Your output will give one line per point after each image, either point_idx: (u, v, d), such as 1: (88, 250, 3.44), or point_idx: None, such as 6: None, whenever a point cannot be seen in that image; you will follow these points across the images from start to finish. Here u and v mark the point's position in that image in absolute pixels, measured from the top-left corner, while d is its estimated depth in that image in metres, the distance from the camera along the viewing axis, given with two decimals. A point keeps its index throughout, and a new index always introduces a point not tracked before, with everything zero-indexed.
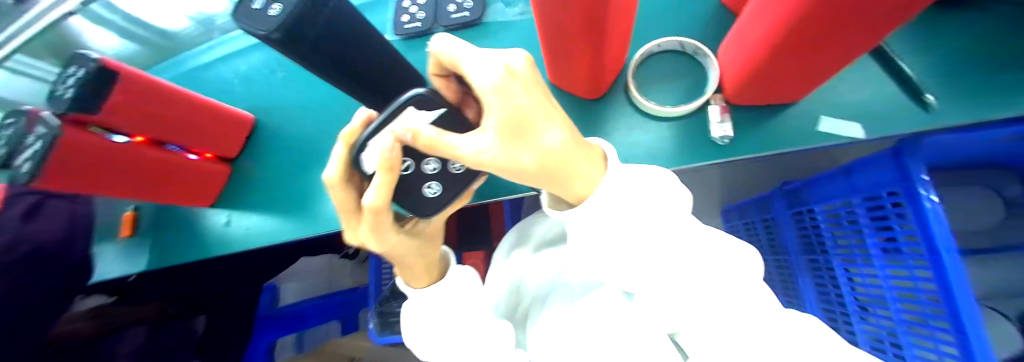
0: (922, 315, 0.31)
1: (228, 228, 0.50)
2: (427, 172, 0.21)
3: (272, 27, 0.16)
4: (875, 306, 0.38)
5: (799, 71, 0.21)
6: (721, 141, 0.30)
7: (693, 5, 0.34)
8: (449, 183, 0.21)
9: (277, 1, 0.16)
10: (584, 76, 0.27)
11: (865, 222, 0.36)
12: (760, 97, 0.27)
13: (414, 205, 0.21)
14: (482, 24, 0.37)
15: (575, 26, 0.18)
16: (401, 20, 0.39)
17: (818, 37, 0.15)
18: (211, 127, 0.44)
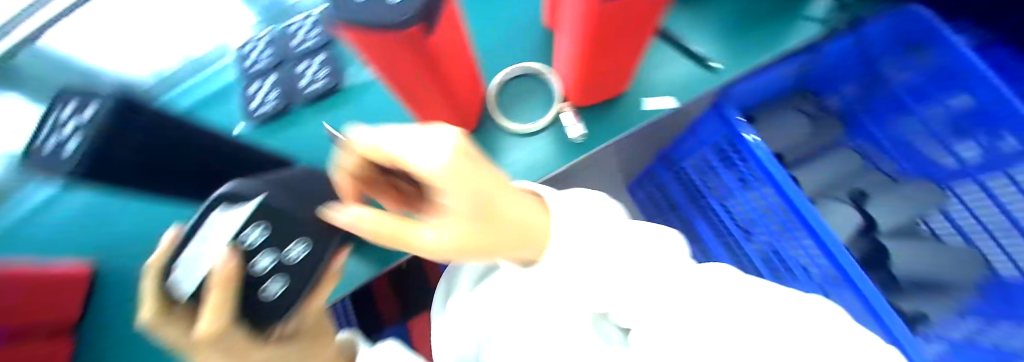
0: (781, 223, 0.39)
1: None
2: (262, 269, 0.16)
3: (76, 167, 0.16)
4: (753, 227, 0.44)
5: (617, 55, 0.23)
6: (577, 139, 0.32)
7: (519, 26, 0.36)
8: (298, 278, 0.18)
9: (71, 137, 0.16)
10: (446, 108, 0.27)
11: (716, 162, 0.44)
12: (608, 87, 0.29)
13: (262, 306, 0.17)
14: (341, 90, 0.36)
15: (402, 56, 0.18)
16: (251, 106, 0.36)
17: (612, 16, 0.17)
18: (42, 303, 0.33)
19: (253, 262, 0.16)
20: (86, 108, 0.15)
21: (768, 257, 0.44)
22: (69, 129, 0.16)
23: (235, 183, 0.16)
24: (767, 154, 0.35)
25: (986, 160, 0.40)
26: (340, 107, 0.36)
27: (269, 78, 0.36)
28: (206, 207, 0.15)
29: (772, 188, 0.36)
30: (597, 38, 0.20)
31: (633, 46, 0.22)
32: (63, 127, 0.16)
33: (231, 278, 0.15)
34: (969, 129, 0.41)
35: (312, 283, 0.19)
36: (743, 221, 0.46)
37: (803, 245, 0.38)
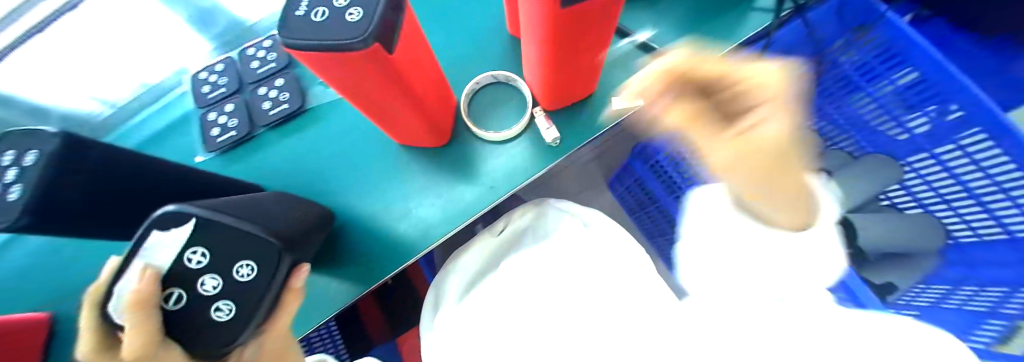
0: None
1: None
2: (203, 294, 0.14)
3: (17, 212, 0.15)
4: None
5: (581, 61, 0.24)
6: (553, 143, 0.31)
7: (486, 34, 0.36)
8: (245, 302, 0.15)
9: (12, 182, 0.16)
10: (418, 125, 0.27)
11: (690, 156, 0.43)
12: (577, 92, 0.30)
13: (204, 337, 0.15)
14: (305, 111, 0.35)
15: (369, 75, 0.19)
16: (212, 134, 0.35)
17: (570, 24, 0.19)
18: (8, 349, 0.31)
19: (196, 281, 0.14)
20: (26, 155, 0.16)
21: None
22: (8, 174, 0.16)
23: (176, 205, 0.14)
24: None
25: (933, 134, 0.40)
26: (307, 128, 0.35)
27: (228, 104, 0.35)
28: (146, 226, 0.14)
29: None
30: (561, 45, 0.21)
31: (596, 52, 0.24)
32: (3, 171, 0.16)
33: (148, 301, 0.13)
34: (915, 103, 0.41)
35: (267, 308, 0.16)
36: None
37: None
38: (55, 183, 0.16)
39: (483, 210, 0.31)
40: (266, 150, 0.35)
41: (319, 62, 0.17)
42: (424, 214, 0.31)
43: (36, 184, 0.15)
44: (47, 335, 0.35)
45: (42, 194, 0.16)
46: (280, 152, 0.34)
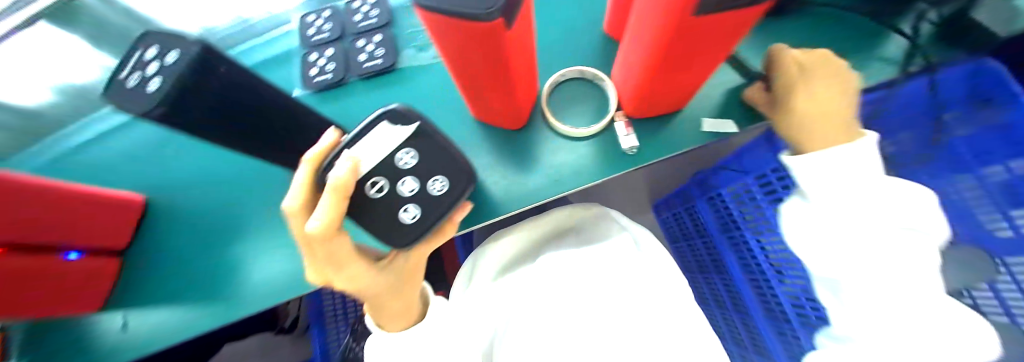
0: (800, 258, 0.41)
1: (124, 334, 0.39)
2: (403, 194, 0.21)
3: (153, 103, 0.17)
4: (788, 269, 0.43)
5: (686, 73, 0.23)
6: (631, 151, 0.31)
7: (584, 35, 0.37)
8: (428, 206, 0.21)
9: (155, 76, 0.17)
10: (502, 107, 0.27)
11: (761, 197, 0.45)
12: (665, 104, 0.29)
13: (390, 228, 0.21)
14: (396, 70, 0.37)
15: (481, 51, 0.19)
16: (310, 74, 0.38)
17: (698, 31, 0.18)
18: (95, 219, 0.35)
19: (400, 182, 0.20)
20: (168, 54, 0.17)
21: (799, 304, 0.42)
22: (153, 68, 0.18)
23: (403, 106, 0.20)
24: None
25: None
26: (394, 86, 0.37)
27: (328, 49, 0.38)
28: (378, 116, 0.19)
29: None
30: (677, 57, 0.21)
31: (705, 71, 0.24)
32: (149, 65, 0.18)
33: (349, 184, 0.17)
34: None
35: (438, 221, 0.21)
36: (777, 261, 0.45)
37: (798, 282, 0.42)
38: (191, 86, 0.18)
39: (546, 201, 0.31)
40: (353, 97, 0.38)
41: (442, 30, 0.17)
42: (486, 191, 0.32)
43: (173, 80, 0.17)
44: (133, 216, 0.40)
45: (175, 91, 0.17)
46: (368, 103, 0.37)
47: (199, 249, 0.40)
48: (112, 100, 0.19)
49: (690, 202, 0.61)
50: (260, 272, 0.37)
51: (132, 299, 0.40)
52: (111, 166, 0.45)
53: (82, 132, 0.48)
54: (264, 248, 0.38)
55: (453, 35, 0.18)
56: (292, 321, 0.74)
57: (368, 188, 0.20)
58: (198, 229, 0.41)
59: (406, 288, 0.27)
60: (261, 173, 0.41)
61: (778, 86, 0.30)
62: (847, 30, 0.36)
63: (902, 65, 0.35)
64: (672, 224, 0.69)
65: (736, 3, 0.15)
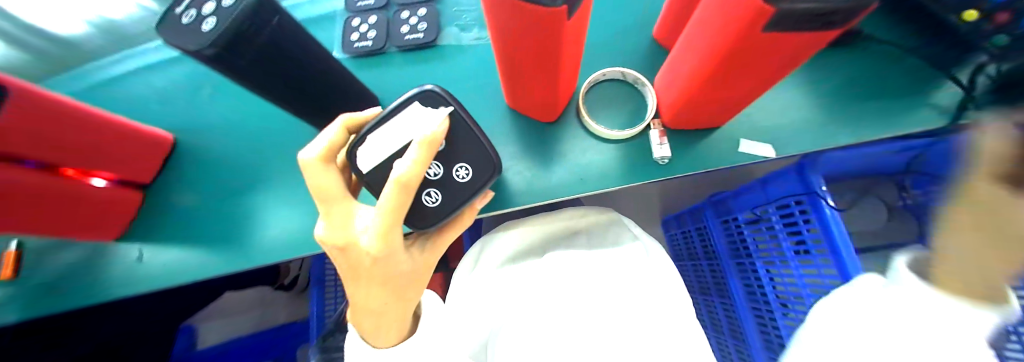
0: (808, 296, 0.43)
1: (139, 265, 0.40)
2: (429, 178, 0.22)
3: (205, 43, 0.17)
4: (795, 303, 0.44)
5: (736, 90, 0.23)
6: (662, 161, 0.31)
7: (627, 39, 0.37)
8: (450, 192, 0.22)
9: (211, 16, 0.18)
10: (542, 96, 0.27)
11: (779, 227, 0.46)
12: (704, 118, 0.29)
13: (415, 211, 0.22)
14: (436, 46, 0.38)
15: (538, 39, 0.19)
16: (351, 38, 0.38)
17: (762, 49, 0.17)
18: (124, 152, 0.36)
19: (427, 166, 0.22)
20: None
21: None
22: (210, 9, 0.18)
23: (432, 88, 0.22)
24: (841, 230, 0.38)
25: None
26: (433, 62, 0.38)
27: (372, 17, 0.39)
28: (410, 97, 0.22)
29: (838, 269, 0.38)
30: (725, 77, 0.21)
31: (750, 94, 0.24)
32: (204, 5, 0.18)
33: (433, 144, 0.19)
34: None
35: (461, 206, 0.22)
36: (785, 294, 0.45)
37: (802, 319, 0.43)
38: (244, 33, 0.18)
39: (570, 197, 0.31)
40: (391, 67, 0.38)
41: (504, 12, 0.17)
42: (512, 180, 0.32)
43: (229, 23, 0.17)
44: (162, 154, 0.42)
45: (229, 33, 0.17)
46: (405, 75, 0.38)
47: (218, 195, 0.41)
48: (163, 38, 0.19)
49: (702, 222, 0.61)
50: (279, 227, 0.38)
51: (148, 235, 0.41)
52: (141, 102, 0.46)
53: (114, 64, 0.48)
54: (284, 203, 0.39)
55: (512, 21, 0.18)
56: (291, 280, 0.80)
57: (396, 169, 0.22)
58: (221, 175, 0.42)
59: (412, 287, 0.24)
60: (290, 130, 0.42)
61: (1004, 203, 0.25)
62: (896, 69, 0.36)
63: (952, 114, 0.34)
64: (679, 241, 0.69)
65: (806, 27, 0.15)
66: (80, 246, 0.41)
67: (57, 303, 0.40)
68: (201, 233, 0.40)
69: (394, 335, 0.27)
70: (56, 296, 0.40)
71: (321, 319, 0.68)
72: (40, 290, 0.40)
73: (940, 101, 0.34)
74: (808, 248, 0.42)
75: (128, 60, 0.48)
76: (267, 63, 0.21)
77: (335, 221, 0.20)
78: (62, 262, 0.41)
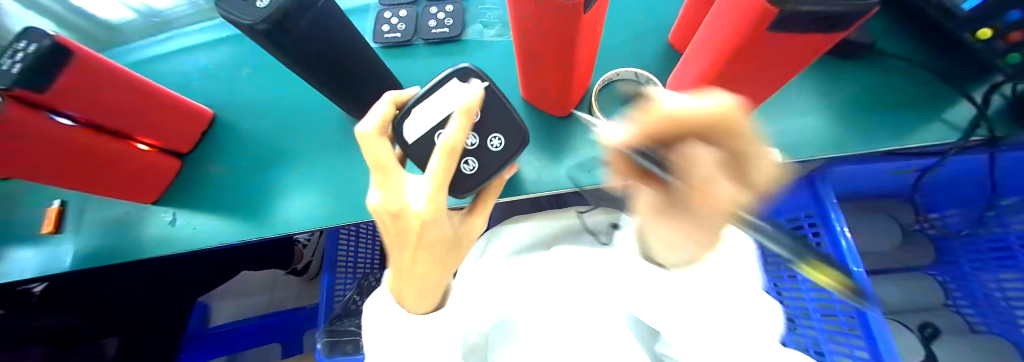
0: (834, 311, 0.42)
1: (173, 228, 0.43)
2: (467, 147, 0.23)
3: (260, 19, 0.20)
4: (800, 318, 0.48)
5: (740, 90, 0.24)
6: None
7: (641, 44, 0.39)
8: (486, 160, 0.23)
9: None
10: (557, 89, 0.29)
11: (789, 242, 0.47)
12: None
13: (454, 179, 0.24)
14: (460, 41, 0.40)
15: (557, 34, 0.20)
16: (381, 30, 0.41)
17: (767, 50, 0.18)
18: (171, 123, 0.41)
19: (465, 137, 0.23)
20: None
21: None
22: None
23: (467, 65, 0.23)
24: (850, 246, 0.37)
25: None
26: (457, 56, 0.40)
27: (403, 11, 0.41)
28: (446, 74, 0.23)
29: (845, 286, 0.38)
30: (735, 75, 0.22)
31: (760, 91, 0.25)
32: None
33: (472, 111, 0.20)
34: None
35: (497, 173, 0.24)
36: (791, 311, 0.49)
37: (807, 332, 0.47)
38: (293, 13, 0.21)
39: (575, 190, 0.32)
40: (417, 58, 0.41)
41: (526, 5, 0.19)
42: (524, 170, 0.33)
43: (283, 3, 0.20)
44: (204, 127, 0.46)
45: (282, 12, 0.20)
46: (430, 66, 0.40)
47: (250, 168, 0.45)
48: (221, 9, 0.20)
49: None
50: (301, 204, 0.42)
51: (182, 201, 0.44)
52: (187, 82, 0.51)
53: (158, 44, 0.54)
54: (310, 180, 0.43)
55: (533, 15, 0.20)
56: (303, 266, 0.80)
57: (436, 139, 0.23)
58: (254, 150, 0.45)
59: (454, 253, 0.25)
60: (323, 113, 0.46)
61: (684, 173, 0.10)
62: (912, 84, 0.36)
63: (964, 131, 0.33)
64: None
65: (811, 29, 0.16)
66: (120, 207, 0.45)
67: (96, 256, 0.44)
68: (233, 203, 0.43)
69: (430, 300, 0.27)
70: (94, 250, 0.44)
71: (330, 302, 0.72)
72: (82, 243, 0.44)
73: (954, 118, 0.34)
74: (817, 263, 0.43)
75: (179, 45, 0.54)
76: (317, 43, 0.24)
77: (387, 191, 0.21)
78: (102, 220, 0.45)
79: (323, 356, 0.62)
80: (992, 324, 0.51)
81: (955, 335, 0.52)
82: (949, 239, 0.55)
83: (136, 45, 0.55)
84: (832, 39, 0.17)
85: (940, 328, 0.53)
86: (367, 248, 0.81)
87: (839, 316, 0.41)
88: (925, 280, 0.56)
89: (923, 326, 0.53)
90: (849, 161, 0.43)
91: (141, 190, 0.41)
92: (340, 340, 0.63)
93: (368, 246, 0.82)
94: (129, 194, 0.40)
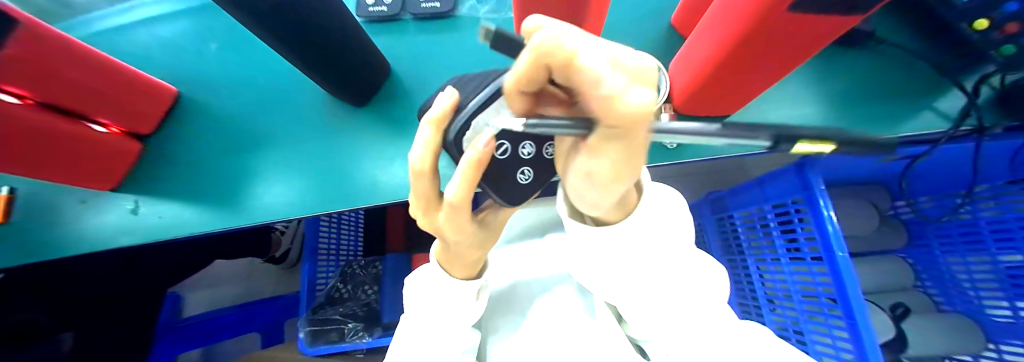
0: (815, 293, 0.44)
1: (134, 217, 0.42)
2: (522, 157, 0.22)
3: None
4: (782, 299, 0.50)
5: (743, 73, 0.24)
6: (671, 144, 0.38)
7: None
8: (542, 167, 0.22)
9: None
10: None
11: (774, 225, 0.48)
12: (716, 103, 0.31)
13: (508, 189, 0.22)
14: (452, 16, 0.43)
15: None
16: (367, 5, 0.44)
17: (782, 35, 0.18)
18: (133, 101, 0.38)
19: (520, 145, 0.21)
20: None
21: (784, 333, 0.50)
22: None
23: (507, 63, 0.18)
24: (837, 232, 0.38)
25: None
26: (447, 30, 0.43)
27: None
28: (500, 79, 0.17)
29: (827, 267, 0.40)
30: (747, 54, 0.21)
31: (773, 70, 0.24)
32: None
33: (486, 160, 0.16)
34: (1013, 295, 0.48)
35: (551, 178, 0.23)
36: (773, 291, 0.52)
37: (786, 310, 0.50)
38: None
39: None
40: (405, 32, 0.44)
41: None
42: None
43: None
44: (169, 106, 0.44)
45: None
46: (419, 40, 0.43)
47: (229, 153, 0.42)
48: None
49: (698, 220, 0.66)
50: (277, 193, 0.40)
51: (156, 188, 0.42)
52: (152, 58, 0.46)
53: (118, 16, 0.50)
54: (293, 166, 0.41)
55: None
56: (283, 253, 0.78)
57: (493, 150, 0.21)
58: (229, 132, 0.43)
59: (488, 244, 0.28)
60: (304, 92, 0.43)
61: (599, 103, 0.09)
62: (901, 80, 0.37)
63: (953, 120, 0.35)
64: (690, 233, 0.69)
65: (831, 15, 0.15)
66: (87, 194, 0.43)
67: (64, 245, 0.41)
68: (211, 190, 0.41)
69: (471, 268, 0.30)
70: (60, 240, 0.42)
71: (312, 290, 0.70)
72: (47, 233, 0.42)
73: (944, 107, 0.36)
74: (800, 246, 0.45)
75: (141, 18, 0.49)
76: (297, 6, 0.22)
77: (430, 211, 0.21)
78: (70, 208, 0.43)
79: (305, 346, 0.64)
80: (955, 303, 0.55)
81: (926, 314, 0.55)
82: (923, 223, 0.57)
83: (93, 19, 0.50)
84: (848, 21, 0.17)
85: (909, 307, 0.56)
86: (350, 234, 0.79)
87: (819, 298, 0.43)
88: (898, 261, 0.59)
89: (895, 306, 0.56)
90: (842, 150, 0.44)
91: (104, 175, 0.39)
92: (322, 330, 0.67)
93: (350, 234, 0.79)
94: (91, 179, 0.38)
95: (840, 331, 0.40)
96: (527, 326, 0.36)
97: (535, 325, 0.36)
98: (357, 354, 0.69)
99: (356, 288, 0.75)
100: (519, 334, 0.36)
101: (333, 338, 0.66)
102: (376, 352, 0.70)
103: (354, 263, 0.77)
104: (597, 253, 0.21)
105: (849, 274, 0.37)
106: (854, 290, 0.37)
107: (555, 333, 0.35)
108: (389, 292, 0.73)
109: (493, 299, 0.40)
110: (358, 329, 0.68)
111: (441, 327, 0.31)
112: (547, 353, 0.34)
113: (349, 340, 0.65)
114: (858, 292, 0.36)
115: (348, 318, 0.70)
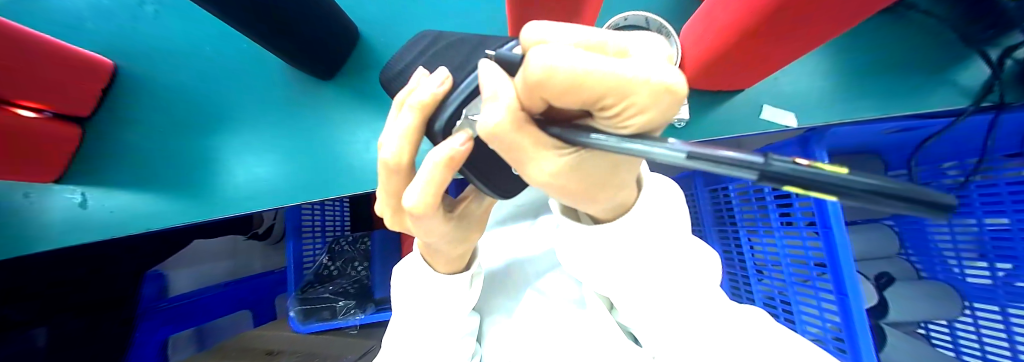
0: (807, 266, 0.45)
1: (84, 210, 0.45)
2: None
3: None
4: (770, 269, 0.51)
5: (794, 26, 0.23)
6: (678, 123, 0.42)
7: None
8: None
9: None
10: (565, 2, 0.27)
11: (770, 198, 0.49)
12: (721, 62, 0.32)
13: (501, 180, 0.24)
14: None
15: None
16: None
17: None
18: (67, 82, 0.40)
19: None
20: None
21: (770, 302, 0.52)
22: None
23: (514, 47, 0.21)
24: (836, 206, 0.39)
25: None
26: None
27: None
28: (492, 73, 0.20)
29: (822, 242, 0.41)
30: (789, 14, 0.21)
31: (797, 36, 0.24)
32: None
33: (456, 160, 0.19)
34: (992, 256, 0.49)
35: None
36: (762, 262, 0.53)
37: (773, 280, 0.51)
38: None
39: None
40: None
41: None
42: None
43: None
44: (110, 82, 0.46)
45: None
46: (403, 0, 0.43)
47: (197, 136, 0.44)
48: None
49: (690, 191, 0.66)
50: (255, 177, 0.43)
51: (130, 182, 0.45)
52: (134, 38, 0.46)
53: None
54: (276, 151, 0.43)
55: None
56: (266, 229, 0.76)
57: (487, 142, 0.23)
58: (214, 114, 0.44)
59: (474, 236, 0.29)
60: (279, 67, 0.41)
61: (572, 100, 0.14)
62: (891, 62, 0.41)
63: (974, 96, 0.40)
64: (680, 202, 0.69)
65: None
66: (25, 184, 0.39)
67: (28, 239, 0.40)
68: (190, 176, 0.44)
69: (454, 263, 0.30)
70: None
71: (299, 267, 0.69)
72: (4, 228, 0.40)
73: (966, 81, 0.40)
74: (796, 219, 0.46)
75: None
76: None
77: (397, 193, 0.24)
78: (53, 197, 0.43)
79: (296, 323, 0.65)
80: (935, 271, 0.55)
81: (906, 282, 0.57)
82: None
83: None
84: None
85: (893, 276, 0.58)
86: (335, 213, 0.76)
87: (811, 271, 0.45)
88: (882, 229, 0.60)
89: (879, 275, 0.59)
90: (852, 124, 0.42)
91: (48, 163, 0.43)
92: (314, 308, 0.67)
93: (336, 212, 0.77)
94: (38, 169, 0.42)
95: (828, 302, 0.42)
96: (523, 312, 0.35)
97: (535, 311, 0.35)
98: (349, 331, 0.70)
99: (345, 265, 0.73)
100: (516, 323, 0.35)
101: (325, 316, 0.66)
102: (371, 327, 0.71)
103: (342, 238, 0.75)
104: (602, 240, 0.23)
105: (843, 246, 0.39)
106: (849, 262, 0.38)
107: (550, 315, 0.34)
108: (382, 272, 0.71)
109: (487, 279, 0.40)
110: (350, 306, 0.67)
111: (438, 311, 0.30)
112: (537, 338, 0.34)
113: (342, 318, 0.66)
114: (852, 265, 0.38)
115: (339, 296, 0.69)
